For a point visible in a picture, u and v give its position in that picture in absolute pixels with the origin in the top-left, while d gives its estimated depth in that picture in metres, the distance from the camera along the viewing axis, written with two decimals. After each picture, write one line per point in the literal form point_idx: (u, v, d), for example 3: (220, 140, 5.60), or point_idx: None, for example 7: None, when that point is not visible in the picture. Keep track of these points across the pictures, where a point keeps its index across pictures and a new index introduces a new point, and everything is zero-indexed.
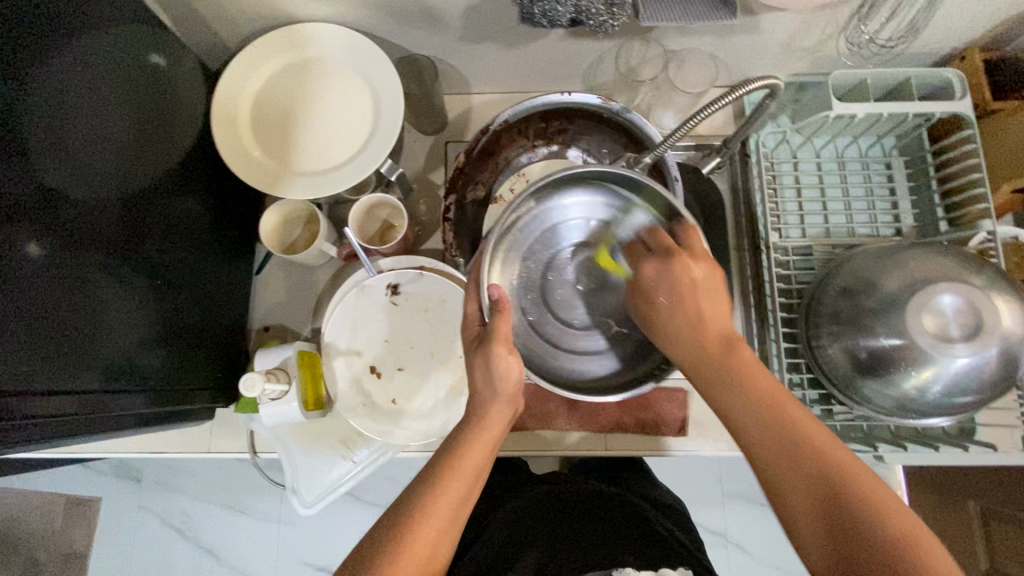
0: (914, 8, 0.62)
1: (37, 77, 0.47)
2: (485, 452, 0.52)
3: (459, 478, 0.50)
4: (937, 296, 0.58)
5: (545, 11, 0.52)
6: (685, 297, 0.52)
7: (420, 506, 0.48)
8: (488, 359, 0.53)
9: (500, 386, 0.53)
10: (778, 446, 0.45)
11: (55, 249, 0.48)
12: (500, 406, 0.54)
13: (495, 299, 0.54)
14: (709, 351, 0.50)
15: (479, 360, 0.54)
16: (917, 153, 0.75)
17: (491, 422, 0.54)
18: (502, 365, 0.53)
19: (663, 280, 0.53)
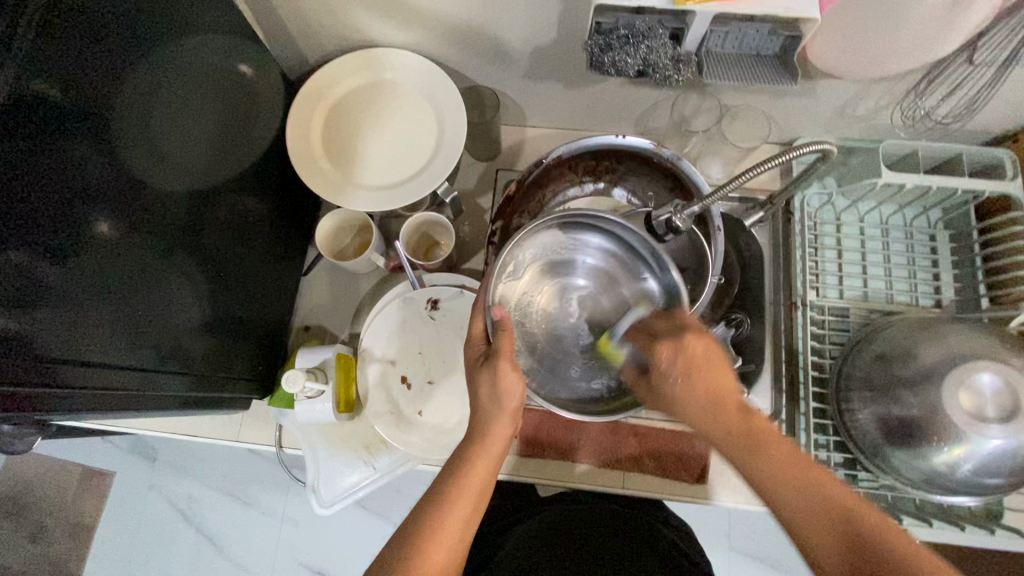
0: (971, 89, 0.64)
1: (139, 70, 0.50)
2: (489, 467, 0.53)
3: (464, 498, 0.50)
4: (976, 373, 0.58)
5: (615, 62, 0.56)
6: (693, 373, 0.51)
7: (427, 524, 0.48)
8: (492, 381, 0.53)
9: (504, 403, 0.53)
10: (802, 497, 0.44)
11: (136, 234, 0.51)
12: (502, 421, 0.53)
13: (497, 319, 0.55)
14: (722, 417, 0.50)
15: (483, 380, 0.54)
16: (964, 228, 0.76)
17: (495, 437, 0.53)
18: (508, 382, 0.53)
19: (671, 381, 0.52)
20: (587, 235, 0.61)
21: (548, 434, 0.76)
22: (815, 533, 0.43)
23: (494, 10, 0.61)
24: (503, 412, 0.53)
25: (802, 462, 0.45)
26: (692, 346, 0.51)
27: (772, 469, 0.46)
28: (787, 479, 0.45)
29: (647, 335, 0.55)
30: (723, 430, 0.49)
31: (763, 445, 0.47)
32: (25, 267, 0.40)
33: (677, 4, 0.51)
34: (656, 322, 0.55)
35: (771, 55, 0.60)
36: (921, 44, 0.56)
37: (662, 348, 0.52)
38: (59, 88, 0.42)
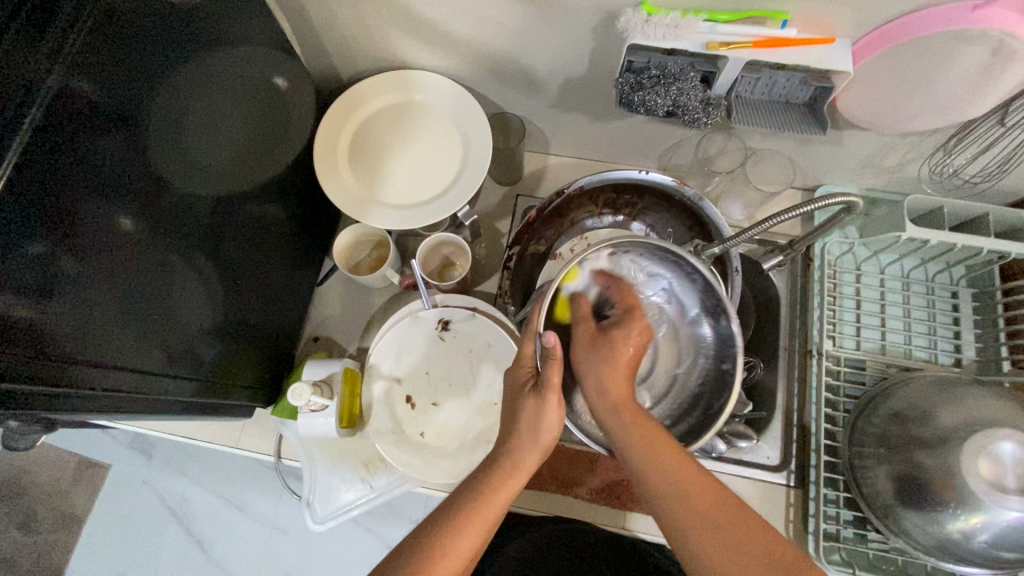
0: (1000, 151, 0.63)
1: (177, 77, 0.51)
2: (511, 495, 0.50)
3: (478, 525, 0.48)
4: (997, 442, 0.56)
5: (645, 101, 0.57)
6: (608, 354, 0.50)
7: (437, 543, 0.47)
8: (534, 412, 0.50)
9: (542, 438, 0.50)
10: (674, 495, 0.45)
11: (155, 235, 0.51)
12: (532, 451, 0.51)
13: (548, 347, 0.48)
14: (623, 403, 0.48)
15: (524, 407, 0.51)
16: (987, 287, 0.74)
17: (522, 466, 0.51)
18: (547, 417, 0.49)
19: (593, 359, 0.50)
20: (659, 264, 0.53)
21: (549, 465, 0.74)
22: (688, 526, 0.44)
23: (528, 41, 0.62)
24: (539, 439, 0.50)
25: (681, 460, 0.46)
26: (630, 331, 0.50)
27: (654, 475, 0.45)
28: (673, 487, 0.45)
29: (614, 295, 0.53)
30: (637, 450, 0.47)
31: (648, 442, 0.46)
32: (45, 258, 0.40)
33: (710, 49, 0.51)
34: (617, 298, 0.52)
35: (800, 104, 0.60)
36: (951, 103, 0.56)
37: (631, 329, 0.50)
38: (94, 83, 0.43)
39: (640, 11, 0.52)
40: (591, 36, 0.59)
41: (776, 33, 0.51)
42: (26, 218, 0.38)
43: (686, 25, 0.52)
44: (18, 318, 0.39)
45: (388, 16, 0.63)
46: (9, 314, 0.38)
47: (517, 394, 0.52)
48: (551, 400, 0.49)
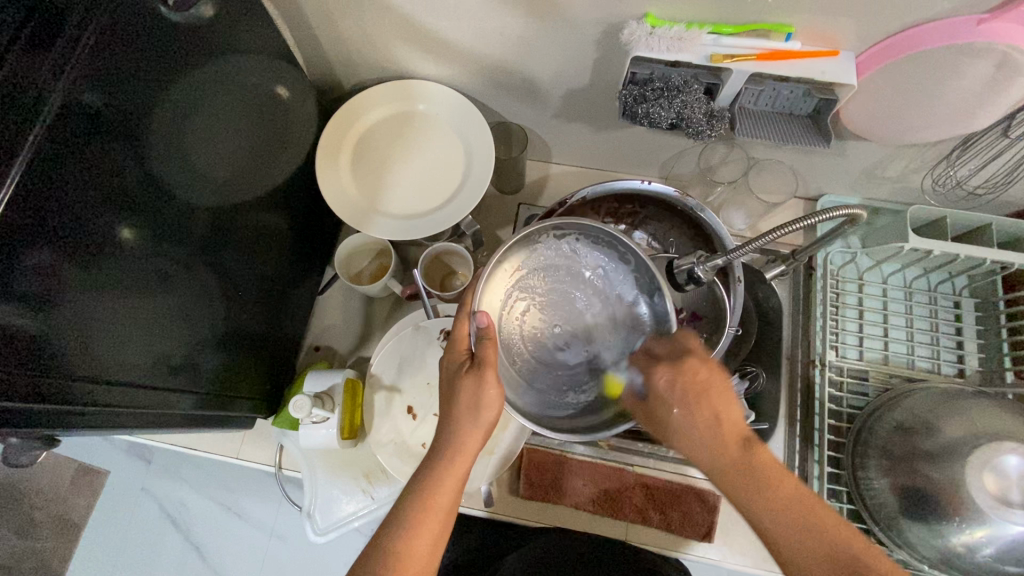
0: (1004, 162, 0.63)
1: (180, 88, 0.51)
2: (456, 488, 0.50)
3: (433, 516, 0.48)
4: (1001, 456, 0.55)
5: (647, 113, 0.56)
6: (693, 400, 0.50)
7: (397, 547, 0.46)
8: (473, 393, 0.50)
9: (481, 417, 0.50)
10: (809, 558, 0.44)
11: (157, 247, 0.51)
12: (471, 437, 0.51)
13: (483, 327, 0.50)
14: (720, 437, 0.49)
15: (462, 388, 0.51)
16: (990, 298, 0.74)
17: (463, 456, 0.51)
18: (486, 395, 0.50)
19: (679, 413, 0.50)
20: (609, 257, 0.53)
21: (551, 475, 0.73)
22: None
23: (531, 52, 0.62)
24: (479, 425, 0.50)
25: (813, 513, 0.45)
26: (693, 367, 0.50)
27: (776, 527, 0.45)
28: (817, 554, 0.44)
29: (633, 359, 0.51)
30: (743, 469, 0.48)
31: (767, 490, 0.46)
32: (46, 271, 0.40)
33: (714, 62, 0.51)
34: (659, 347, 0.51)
35: (804, 116, 0.60)
36: (954, 117, 0.56)
37: (690, 365, 0.50)
38: (100, 96, 0.43)
39: (643, 24, 0.52)
40: (594, 48, 0.58)
41: (780, 46, 0.51)
42: (28, 233, 0.38)
43: (690, 37, 0.51)
44: (19, 332, 0.38)
45: (390, 26, 0.63)
46: (14, 327, 0.38)
47: (454, 380, 0.52)
48: (488, 375, 0.49)
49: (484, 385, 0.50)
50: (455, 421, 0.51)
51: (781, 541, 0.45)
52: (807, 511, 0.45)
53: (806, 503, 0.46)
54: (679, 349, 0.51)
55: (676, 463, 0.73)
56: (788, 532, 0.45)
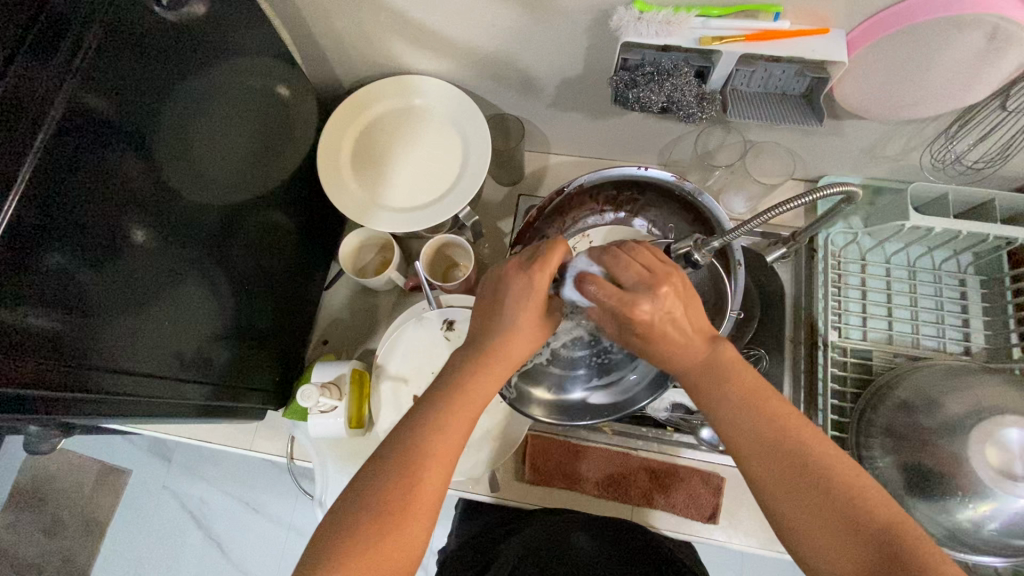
0: (1004, 135, 0.63)
1: (184, 90, 0.52)
2: (460, 436, 0.44)
3: (448, 450, 0.43)
4: (1004, 430, 0.55)
5: (638, 98, 0.57)
6: (663, 339, 0.46)
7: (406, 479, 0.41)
8: (541, 318, 0.48)
9: (524, 342, 0.48)
10: (760, 450, 0.42)
11: (166, 244, 0.52)
12: (486, 373, 0.46)
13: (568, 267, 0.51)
14: (690, 351, 0.46)
15: (528, 311, 0.47)
16: (996, 274, 0.73)
17: (470, 397, 0.45)
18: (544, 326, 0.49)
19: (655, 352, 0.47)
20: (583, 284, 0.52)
21: (556, 461, 0.75)
22: (780, 489, 0.41)
23: (523, 42, 0.62)
24: (521, 348, 0.48)
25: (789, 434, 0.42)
26: (642, 314, 0.44)
27: (732, 424, 0.44)
28: (809, 508, 0.40)
29: (598, 288, 0.46)
30: (726, 395, 0.45)
31: (731, 388, 0.45)
32: (62, 265, 0.42)
33: (703, 44, 0.52)
34: (628, 273, 0.47)
35: (797, 96, 0.60)
36: (949, 91, 0.56)
37: (642, 310, 0.44)
38: (106, 100, 0.45)
39: (631, 9, 0.52)
40: (584, 36, 0.59)
41: (769, 26, 0.51)
42: (42, 232, 0.40)
43: (678, 21, 0.52)
44: (34, 323, 0.40)
45: (384, 22, 0.64)
46: (31, 324, 0.40)
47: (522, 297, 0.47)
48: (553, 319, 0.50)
49: (546, 320, 0.49)
50: (502, 332, 0.47)
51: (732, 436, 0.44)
52: (765, 411, 0.43)
53: (764, 403, 0.44)
54: (623, 295, 0.45)
55: (680, 445, 0.74)
56: (745, 426, 0.43)
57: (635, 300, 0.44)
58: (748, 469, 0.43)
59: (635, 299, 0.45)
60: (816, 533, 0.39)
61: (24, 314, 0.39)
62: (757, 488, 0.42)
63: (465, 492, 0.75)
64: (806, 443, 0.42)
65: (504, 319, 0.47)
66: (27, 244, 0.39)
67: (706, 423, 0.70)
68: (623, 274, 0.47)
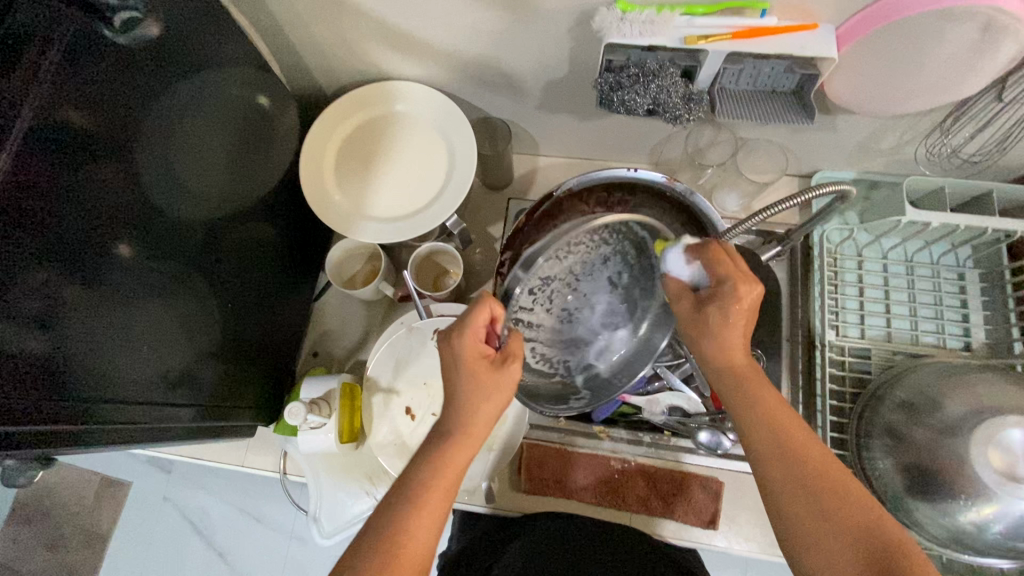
0: (1001, 127, 0.61)
1: (160, 103, 0.51)
2: (441, 509, 0.44)
3: (429, 511, 0.44)
4: (1005, 430, 0.54)
5: (624, 100, 0.55)
6: (736, 322, 0.47)
7: (388, 538, 0.42)
8: (486, 385, 0.46)
9: (479, 406, 0.47)
10: (781, 463, 0.44)
11: (148, 262, 0.51)
12: (463, 445, 0.47)
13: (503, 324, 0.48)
14: (732, 355, 0.48)
15: (472, 381, 0.47)
16: (994, 268, 0.72)
17: (451, 468, 0.46)
18: (496, 388, 0.46)
19: (718, 331, 0.48)
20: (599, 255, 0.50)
21: (552, 469, 0.73)
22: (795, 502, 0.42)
23: (506, 45, 0.61)
24: (490, 408, 0.47)
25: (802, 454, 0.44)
26: (745, 296, 0.46)
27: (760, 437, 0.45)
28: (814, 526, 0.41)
29: (715, 263, 0.47)
30: (748, 409, 0.47)
31: (759, 400, 0.47)
32: (39, 291, 0.40)
33: (689, 43, 0.51)
34: (739, 260, 0.47)
35: (787, 92, 0.59)
36: (943, 84, 0.55)
37: (745, 291, 0.46)
38: (77, 113, 0.43)
39: (614, 10, 0.50)
40: (567, 37, 0.58)
41: (756, 23, 0.50)
42: (16, 259, 0.39)
43: (662, 21, 0.50)
44: (20, 355, 0.39)
45: (364, 29, 0.62)
46: (13, 353, 0.39)
47: (462, 369, 0.47)
48: (513, 367, 0.46)
49: (505, 376, 0.46)
50: (463, 404, 0.47)
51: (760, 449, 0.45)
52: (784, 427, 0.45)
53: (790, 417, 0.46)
54: (742, 271, 0.46)
55: (678, 451, 0.73)
56: (771, 438, 0.45)
57: (744, 285, 0.46)
58: (766, 483, 0.44)
59: (738, 279, 0.46)
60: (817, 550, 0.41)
61: (9, 345, 0.38)
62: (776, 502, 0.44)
63: (461, 504, 0.74)
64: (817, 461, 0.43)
65: (459, 392, 0.48)
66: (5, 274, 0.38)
67: (702, 427, 0.69)
68: (718, 266, 0.47)
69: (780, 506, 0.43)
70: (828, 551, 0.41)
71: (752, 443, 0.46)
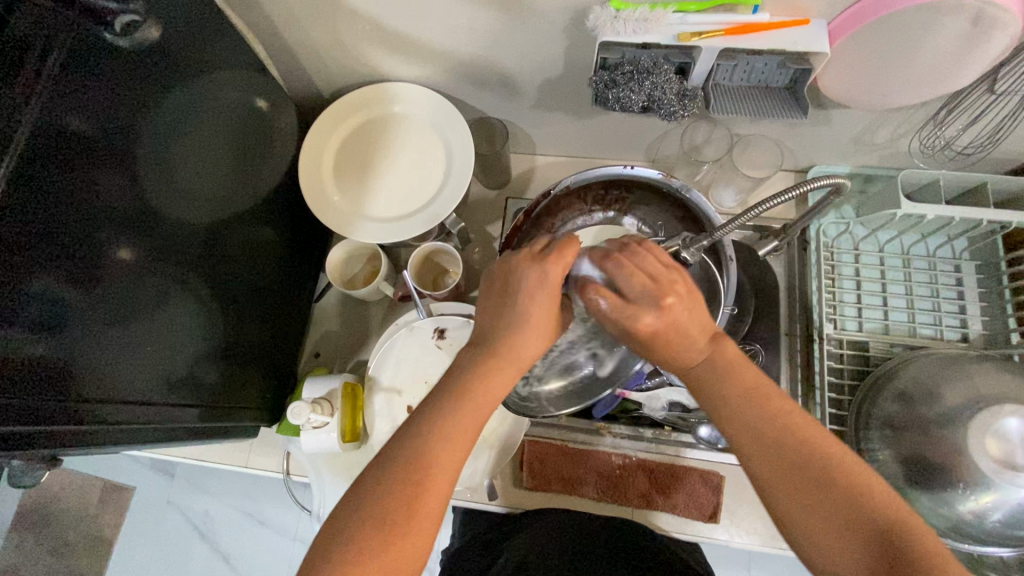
0: (993, 119, 0.62)
1: (160, 106, 0.51)
2: (471, 440, 0.44)
3: (461, 439, 0.43)
4: (1002, 420, 0.55)
5: (618, 98, 0.56)
6: (683, 349, 0.47)
7: (416, 465, 0.41)
8: (539, 285, 0.47)
9: (529, 314, 0.47)
10: (765, 450, 0.42)
11: (150, 263, 0.51)
12: (505, 372, 0.47)
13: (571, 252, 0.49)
14: (692, 347, 0.47)
15: (528, 280, 0.48)
16: (990, 259, 0.73)
17: (488, 399, 0.46)
18: (546, 287, 0.47)
19: (673, 359, 0.48)
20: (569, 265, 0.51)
21: (554, 466, 0.74)
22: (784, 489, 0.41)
23: (501, 45, 0.61)
24: (527, 346, 0.48)
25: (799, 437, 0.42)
26: (648, 322, 0.45)
27: (739, 425, 0.44)
28: (818, 514, 0.39)
29: (604, 290, 0.46)
30: (731, 398, 0.44)
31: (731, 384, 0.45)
32: (46, 291, 0.41)
33: (682, 40, 0.51)
34: (629, 281, 0.46)
35: (780, 88, 0.59)
36: (935, 77, 0.55)
37: (677, 308, 0.45)
38: (79, 118, 0.43)
39: (608, 8, 0.51)
40: (562, 36, 0.58)
41: (749, 19, 0.50)
42: (23, 260, 0.39)
43: (656, 18, 0.51)
44: (24, 356, 0.40)
45: (360, 31, 0.63)
46: (19, 355, 0.39)
47: (526, 271, 0.48)
48: (558, 274, 0.47)
49: (552, 319, 0.48)
50: (516, 312, 0.48)
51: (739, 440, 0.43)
52: (773, 412, 0.43)
53: (768, 396, 0.44)
54: (645, 295, 0.46)
55: (678, 445, 0.73)
56: (750, 424, 0.43)
57: (635, 310, 0.46)
58: (758, 475, 0.42)
59: (635, 311, 0.46)
60: (826, 540, 0.39)
61: (14, 347, 0.39)
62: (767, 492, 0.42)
63: (464, 501, 0.74)
64: (814, 443, 0.42)
65: (514, 295, 0.48)
66: (9, 277, 0.38)
67: (702, 422, 0.71)
68: (625, 282, 0.46)
69: (776, 500, 0.41)
70: (835, 542, 0.38)
71: (734, 435, 0.44)
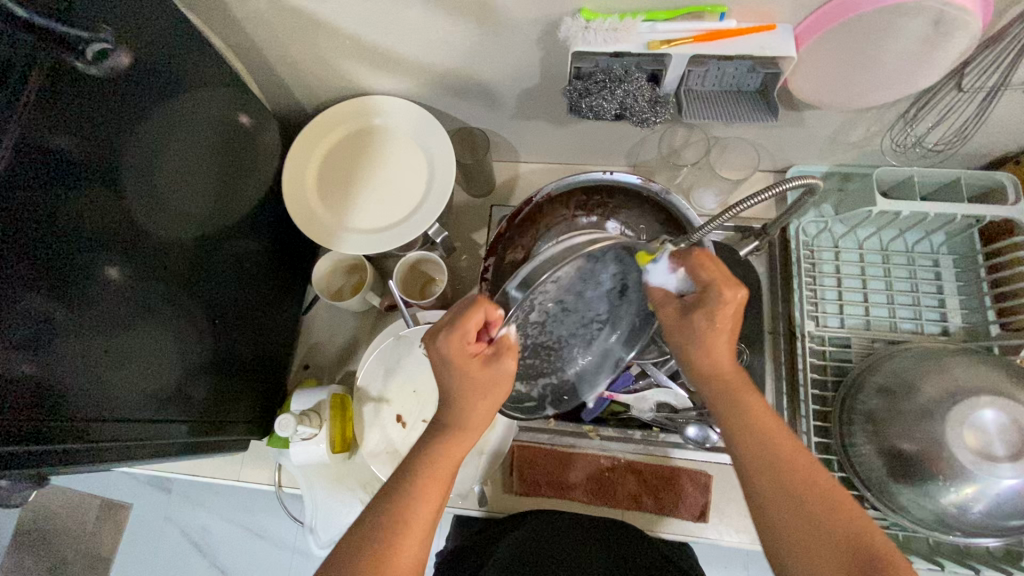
0: (963, 116, 0.63)
1: (145, 127, 0.52)
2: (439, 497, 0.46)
3: (435, 488, 0.46)
4: (977, 411, 0.56)
5: (592, 106, 0.57)
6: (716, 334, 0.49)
7: (396, 514, 0.44)
8: (483, 380, 0.48)
9: (479, 403, 0.49)
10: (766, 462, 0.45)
11: (139, 281, 0.52)
12: (455, 442, 0.49)
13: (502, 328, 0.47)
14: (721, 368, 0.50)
15: (464, 379, 0.48)
16: (968, 253, 0.74)
17: (446, 460, 0.48)
18: (491, 383, 0.48)
19: (689, 343, 0.50)
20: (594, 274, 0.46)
21: (543, 469, 0.74)
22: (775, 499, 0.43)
23: (477, 56, 0.62)
24: (487, 403, 0.49)
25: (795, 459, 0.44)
26: (727, 306, 0.48)
27: (746, 441, 0.46)
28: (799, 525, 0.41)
29: (702, 271, 0.48)
30: (742, 418, 0.48)
31: (747, 413, 0.48)
32: (36, 312, 0.42)
33: (651, 48, 0.52)
34: (712, 270, 0.48)
35: (752, 91, 0.60)
36: (902, 77, 0.56)
37: (727, 305, 0.48)
38: (63, 141, 0.44)
39: (578, 19, 0.52)
40: (537, 46, 0.59)
41: (715, 26, 0.51)
42: (12, 282, 0.40)
43: (625, 28, 0.52)
44: (16, 377, 0.40)
45: (338, 46, 0.64)
46: (13, 377, 0.40)
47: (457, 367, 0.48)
48: (508, 365, 0.48)
49: (498, 372, 0.48)
50: (459, 401, 0.49)
51: (745, 459, 0.46)
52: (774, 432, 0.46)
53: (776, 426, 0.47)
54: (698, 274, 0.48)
55: (667, 446, 0.74)
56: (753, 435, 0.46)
57: (722, 293, 0.47)
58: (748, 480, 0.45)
59: (720, 290, 0.47)
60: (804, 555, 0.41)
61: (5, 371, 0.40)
62: (757, 504, 0.44)
63: (455, 508, 0.75)
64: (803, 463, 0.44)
65: (453, 387, 0.49)
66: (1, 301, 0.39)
67: (691, 422, 0.71)
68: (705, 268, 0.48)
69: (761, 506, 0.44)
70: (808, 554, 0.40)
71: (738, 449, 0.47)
